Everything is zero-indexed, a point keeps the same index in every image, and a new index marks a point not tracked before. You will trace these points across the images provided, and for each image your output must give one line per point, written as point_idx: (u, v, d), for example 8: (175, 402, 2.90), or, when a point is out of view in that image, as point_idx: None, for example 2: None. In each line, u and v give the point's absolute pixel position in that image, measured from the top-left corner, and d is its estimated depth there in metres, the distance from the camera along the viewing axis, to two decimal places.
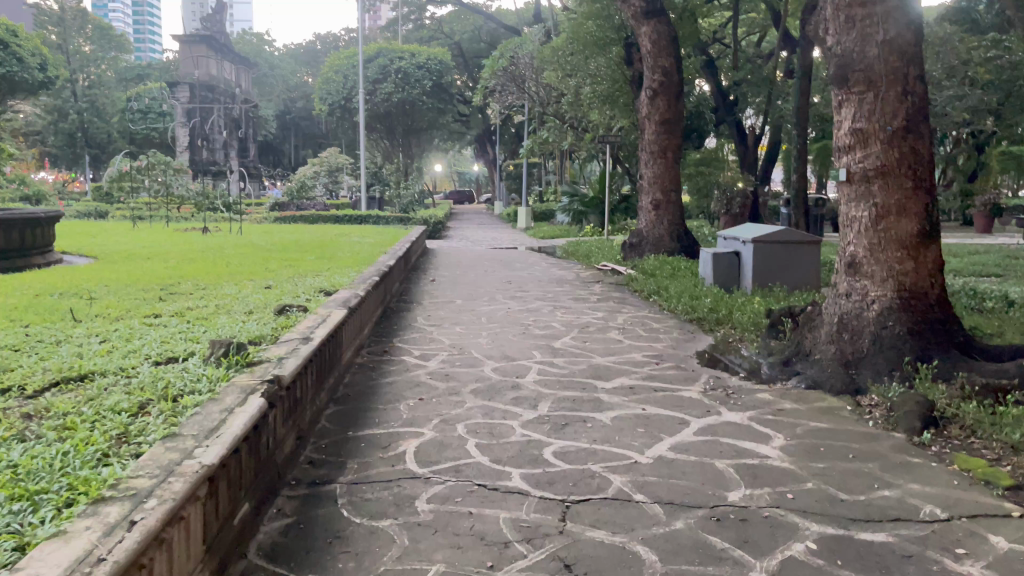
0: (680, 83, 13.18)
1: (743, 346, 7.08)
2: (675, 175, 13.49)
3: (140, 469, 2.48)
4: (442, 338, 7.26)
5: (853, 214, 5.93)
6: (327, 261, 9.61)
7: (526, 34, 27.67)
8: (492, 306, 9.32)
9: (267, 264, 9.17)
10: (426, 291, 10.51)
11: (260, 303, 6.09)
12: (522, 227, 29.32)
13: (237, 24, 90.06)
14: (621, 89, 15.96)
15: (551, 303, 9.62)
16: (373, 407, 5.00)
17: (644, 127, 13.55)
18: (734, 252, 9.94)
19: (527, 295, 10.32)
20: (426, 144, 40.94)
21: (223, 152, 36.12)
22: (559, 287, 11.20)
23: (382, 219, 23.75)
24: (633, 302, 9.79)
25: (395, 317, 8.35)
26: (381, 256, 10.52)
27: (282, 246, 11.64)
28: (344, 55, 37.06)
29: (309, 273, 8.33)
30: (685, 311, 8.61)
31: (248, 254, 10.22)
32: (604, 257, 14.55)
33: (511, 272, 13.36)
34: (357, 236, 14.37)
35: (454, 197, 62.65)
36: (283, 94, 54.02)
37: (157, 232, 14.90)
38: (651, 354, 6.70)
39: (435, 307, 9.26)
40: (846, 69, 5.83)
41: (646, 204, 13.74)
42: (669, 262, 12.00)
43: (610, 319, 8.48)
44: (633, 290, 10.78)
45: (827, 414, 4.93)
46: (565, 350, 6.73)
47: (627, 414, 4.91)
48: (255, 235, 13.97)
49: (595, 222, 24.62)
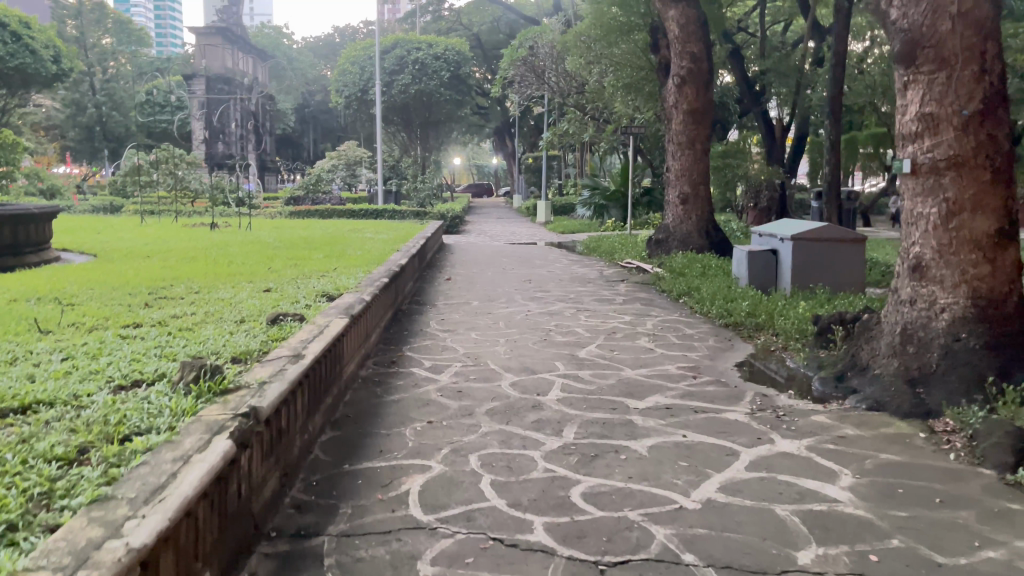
0: (709, 71, 12.45)
1: (787, 357, 6.41)
2: (704, 167, 12.78)
3: (44, 557, 1.89)
4: (456, 346, 6.65)
5: (919, 211, 5.23)
6: (335, 261, 9.02)
7: (546, 24, 26.92)
8: (509, 308, 8.72)
9: (271, 263, 8.61)
10: (440, 291, 9.92)
11: (253, 311, 5.52)
12: (542, 221, 28.63)
13: (258, 18, 90.02)
14: (645, 78, 15.25)
15: (573, 305, 8.99)
16: (375, 432, 4.38)
17: (671, 118, 12.84)
18: (770, 250, 9.25)
19: (547, 296, 9.69)
20: (445, 137, 40.37)
21: (240, 145, 35.72)
22: (581, 287, 10.56)
23: (399, 214, 23.19)
24: (661, 304, 9.15)
25: (406, 321, 7.74)
26: (393, 254, 9.92)
27: (290, 244, 11.07)
28: (361, 47, 36.54)
29: (313, 274, 7.73)
30: (720, 316, 7.95)
31: (253, 253, 9.65)
32: (629, 254, 13.88)
33: (530, 270, 12.72)
34: (371, 232, 13.76)
35: (472, 191, 62.15)
36: (301, 87, 53.60)
37: (165, 227, 14.42)
38: (686, 366, 6.05)
39: (449, 310, 8.66)
40: (914, 46, 5.11)
41: (673, 198, 13.03)
42: (698, 260, 11.33)
43: (638, 323, 7.83)
44: (661, 291, 10.13)
45: (898, 444, 4.27)
46: (590, 361, 6.10)
47: (666, 442, 4.26)
48: (265, 231, 13.40)
49: (616, 216, 23.90)
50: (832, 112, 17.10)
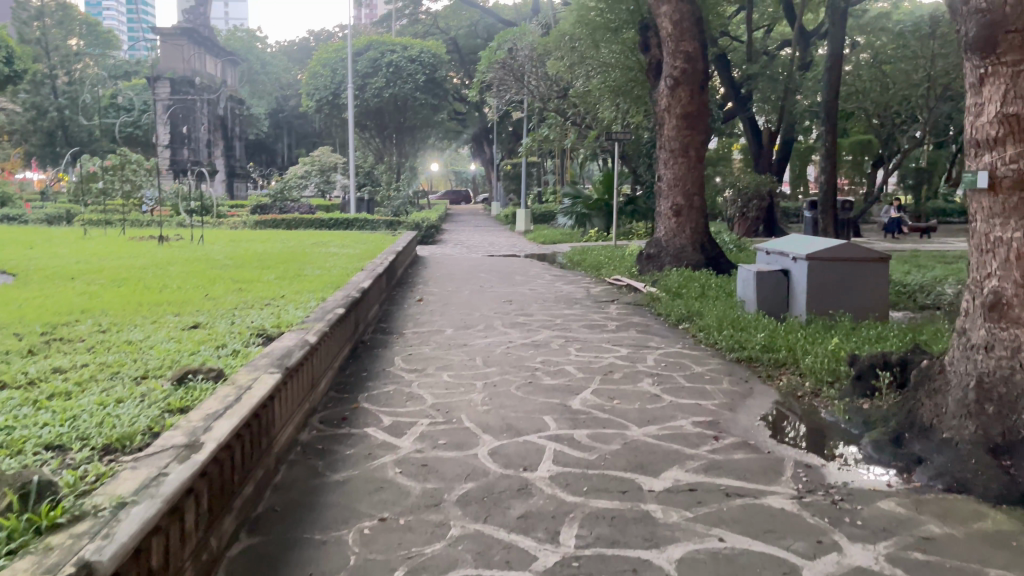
0: (704, 71, 11.49)
1: (821, 408, 5.34)
2: (698, 176, 11.79)
3: None
4: (424, 395, 5.52)
5: (996, 235, 4.19)
6: (287, 284, 7.85)
7: (525, 25, 25.85)
8: (485, 339, 7.62)
9: (211, 288, 7.42)
10: (410, 317, 8.79)
11: (162, 361, 4.34)
12: (521, 230, 27.60)
13: (233, 22, 88.53)
14: (634, 79, 14.24)
15: (560, 334, 7.89)
16: (305, 540, 3.23)
17: (663, 122, 11.83)
18: (780, 271, 8.24)
19: (530, 322, 8.58)
20: (421, 143, 39.32)
21: (207, 151, 34.24)
22: (567, 311, 9.46)
23: (370, 223, 21.99)
24: (659, 333, 8.08)
25: (366, 358, 6.56)
26: (357, 274, 8.78)
27: (242, 261, 9.86)
28: (332, 48, 35.31)
29: (258, 304, 6.56)
30: (731, 350, 6.91)
31: (194, 274, 8.43)
32: (617, 268, 12.85)
33: (512, 288, 11.62)
34: (336, 247, 12.59)
35: (449, 198, 61.12)
36: (273, 92, 52.14)
37: (108, 240, 13.08)
38: (703, 424, 4.95)
39: (418, 340, 7.52)
40: (996, 30, 4.10)
41: (665, 209, 11.99)
42: (696, 278, 10.33)
43: (637, 358, 6.75)
44: (658, 314, 9.11)
45: (1006, 552, 3.20)
46: (586, 416, 4.99)
47: (697, 553, 3.16)
48: (219, 245, 12.14)
49: (599, 226, 22.87)
50: (828, 117, 16.23)
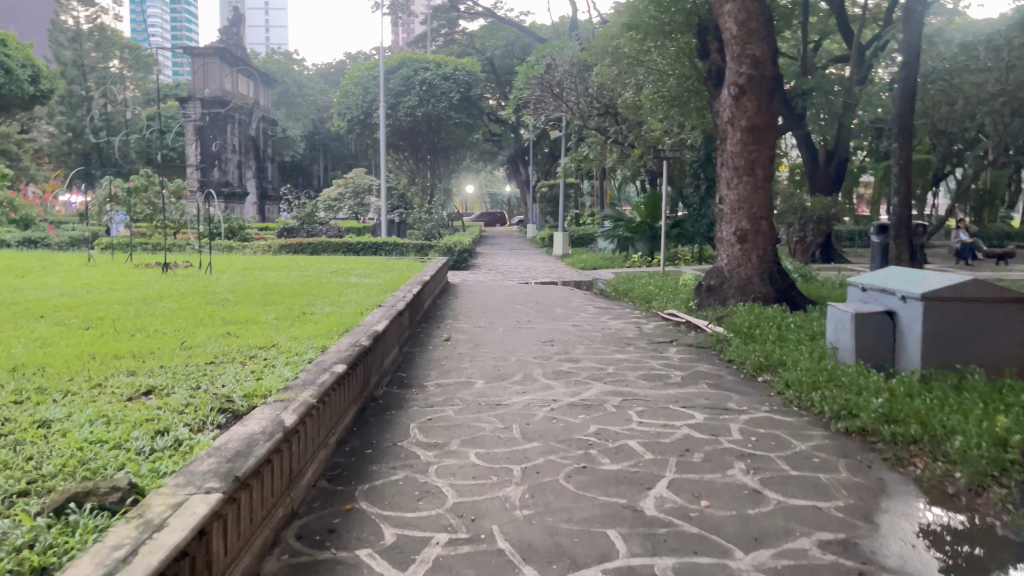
0: (774, 78, 10.07)
1: (995, 522, 3.83)
2: (766, 197, 10.34)
3: None
4: (444, 488, 4.12)
5: None
6: (289, 326, 6.55)
7: (564, 39, 24.66)
8: (524, 395, 6.25)
9: (195, 332, 6.16)
10: (434, 363, 7.43)
11: (61, 464, 3.01)
12: (558, 254, 26.26)
13: (271, 46, 89.48)
14: (691, 88, 12.96)
15: (615, 389, 6.46)
16: None
17: (725, 136, 10.43)
18: (884, 312, 6.71)
19: (576, 372, 7.17)
20: (456, 165, 38.34)
21: (237, 171, 33.49)
22: (618, 356, 8.02)
23: (399, 248, 20.81)
24: (736, 390, 6.61)
25: (373, 428, 5.16)
26: (374, 313, 7.46)
27: (244, 295, 8.61)
28: (363, 66, 34.61)
29: (241, 358, 5.23)
30: (836, 420, 5.45)
31: (181, 312, 7.17)
32: (671, 301, 11.39)
33: (552, 324, 10.23)
34: (356, 277, 11.31)
35: (484, 219, 60.27)
36: (309, 114, 51.59)
37: (109, 268, 11.90)
38: (835, 547, 3.48)
39: (440, 398, 6.12)
40: None
41: (728, 235, 10.53)
42: (771, 317, 8.83)
43: (719, 429, 5.29)
44: (731, 361, 7.64)
45: None
46: (669, 533, 3.58)
47: None
48: (226, 275, 10.90)
49: (642, 250, 21.42)
50: (902, 132, 14.73)
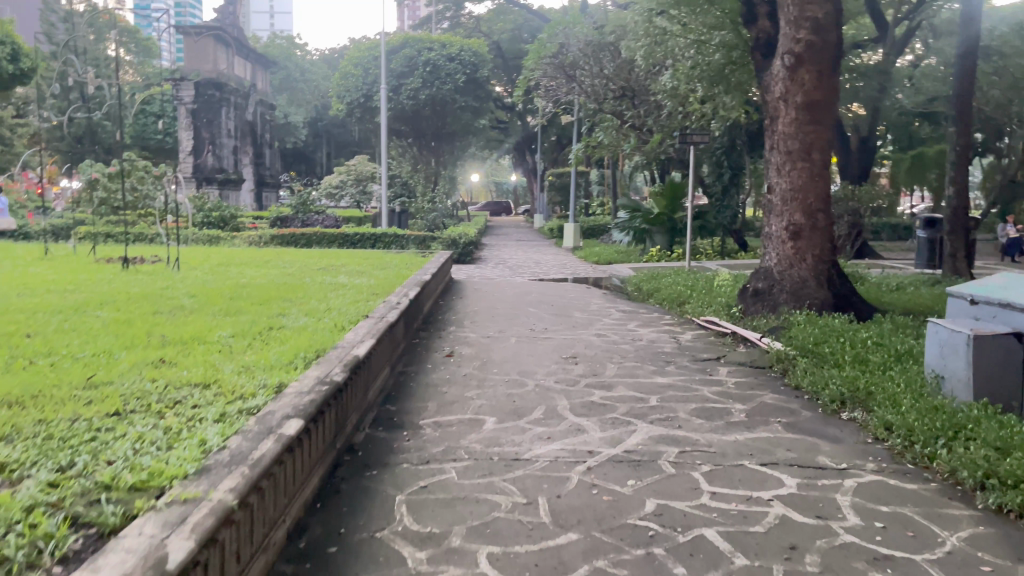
0: (838, 46, 8.54)
1: None
2: (824, 186, 8.81)
3: None
4: None
5: None
6: (243, 350, 5.07)
7: (576, 17, 23.08)
8: (551, 443, 4.75)
9: (116, 358, 4.69)
10: (432, 391, 5.93)
11: None
12: (569, 247, 24.76)
13: (274, 33, 88.04)
14: (736, 62, 11.63)
15: (667, 435, 4.95)
16: None
17: (776, 115, 8.90)
18: (1012, 334, 5.21)
19: (611, 405, 5.66)
20: (462, 152, 36.77)
21: (232, 157, 31.86)
22: (659, 380, 6.51)
23: (399, 240, 19.29)
24: (821, 435, 5.10)
25: (344, 509, 3.66)
26: (358, 328, 5.95)
27: (204, 301, 7.12)
28: (364, 47, 33.04)
29: (155, 406, 3.73)
30: (982, 493, 3.96)
31: (111, 327, 5.66)
32: (708, 306, 9.87)
33: (572, 333, 8.74)
34: (345, 276, 9.81)
35: (489, 209, 58.76)
36: (311, 100, 49.97)
37: (64, 263, 10.35)
38: None
39: (440, 447, 4.62)
40: None
41: (777, 231, 9.02)
42: (840, 332, 7.31)
43: (830, 508, 3.78)
44: (804, 392, 6.12)
45: None
46: None
47: None
48: (194, 273, 9.39)
49: (661, 243, 19.85)
50: (959, 114, 13.09)
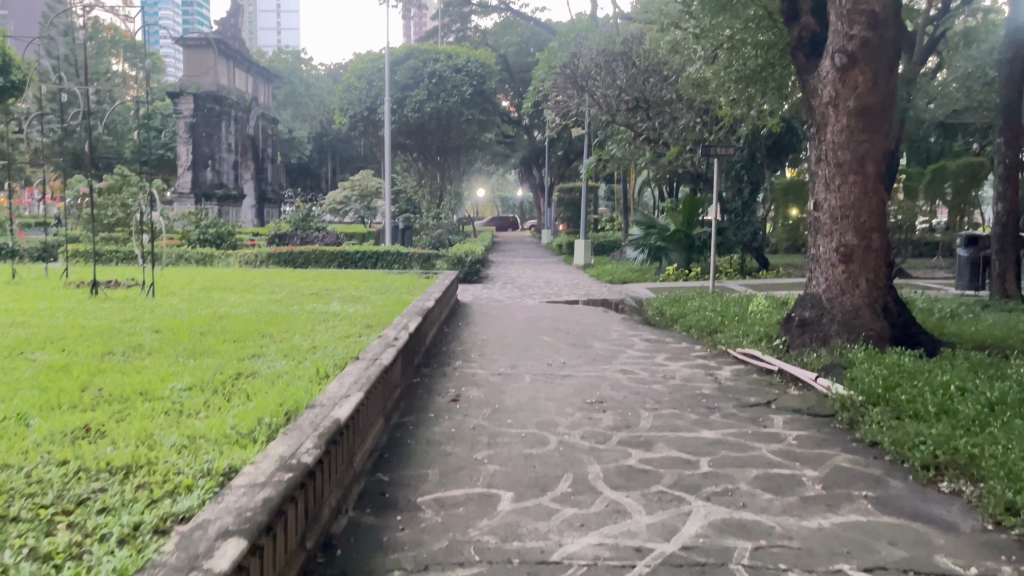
0: (895, 43, 7.55)
1: None
2: (879, 202, 7.76)
3: None
4: None
5: None
6: (196, 411, 4.03)
7: (588, 24, 22.18)
8: (587, 535, 3.67)
9: (25, 427, 3.64)
10: (431, 453, 4.86)
11: None
12: (579, 264, 23.78)
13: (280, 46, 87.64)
14: (773, 65, 10.64)
15: (732, 521, 3.86)
16: None
17: (824, 122, 7.86)
18: None
19: (654, 472, 4.59)
20: (468, 166, 35.87)
21: (230, 172, 30.90)
22: (705, 434, 5.46)
23: (402, 259, 18.28)
24: (926, 517, 4.02)
25: None
26: (342, 375, 4.90)
27: (167, 338, 6.08)
28: (368, 59, 32.23)
29: (49, 512, 2.68)
30: None
31: (36, 377, 4.61)
32: (744, 337, 8.80)
33: (594, 369, 7.69)
34: (337, 303, 8.78)
35: (495, 224, 57.84)
36: (316, 115, 49.26)
37: (26, 289, 9.32)
38: None
39: (438, 544, 3.54)
40: None
41: (826, 253, 7.96)
42: (911, 372, 6.26)
43: None
44: (883, 453, 5.04)
45: None
46: None
47: None
48: (166, 301, 8.32)
49: (677, 260, 18.80)
50: (1007, 121, 12.02)
